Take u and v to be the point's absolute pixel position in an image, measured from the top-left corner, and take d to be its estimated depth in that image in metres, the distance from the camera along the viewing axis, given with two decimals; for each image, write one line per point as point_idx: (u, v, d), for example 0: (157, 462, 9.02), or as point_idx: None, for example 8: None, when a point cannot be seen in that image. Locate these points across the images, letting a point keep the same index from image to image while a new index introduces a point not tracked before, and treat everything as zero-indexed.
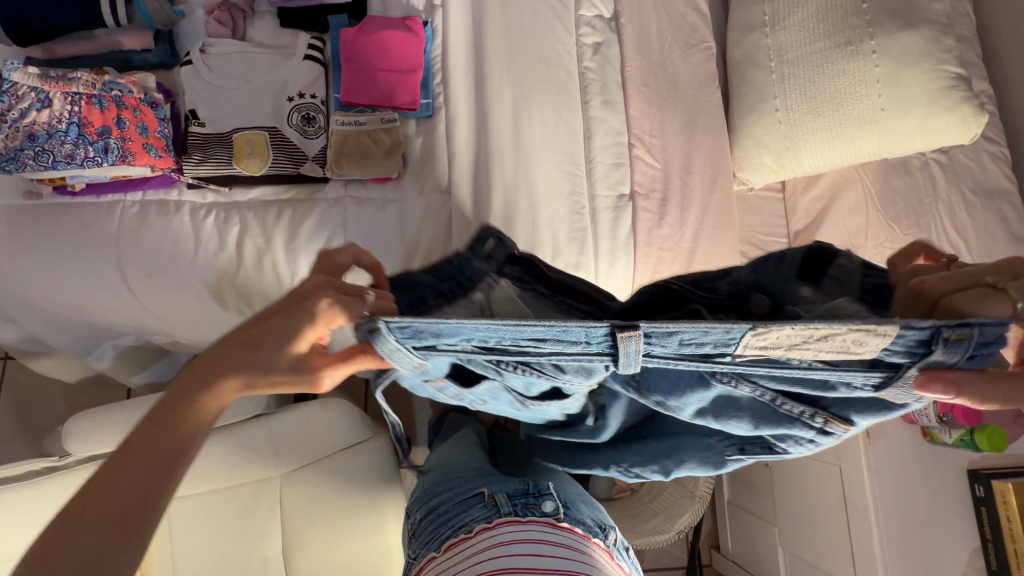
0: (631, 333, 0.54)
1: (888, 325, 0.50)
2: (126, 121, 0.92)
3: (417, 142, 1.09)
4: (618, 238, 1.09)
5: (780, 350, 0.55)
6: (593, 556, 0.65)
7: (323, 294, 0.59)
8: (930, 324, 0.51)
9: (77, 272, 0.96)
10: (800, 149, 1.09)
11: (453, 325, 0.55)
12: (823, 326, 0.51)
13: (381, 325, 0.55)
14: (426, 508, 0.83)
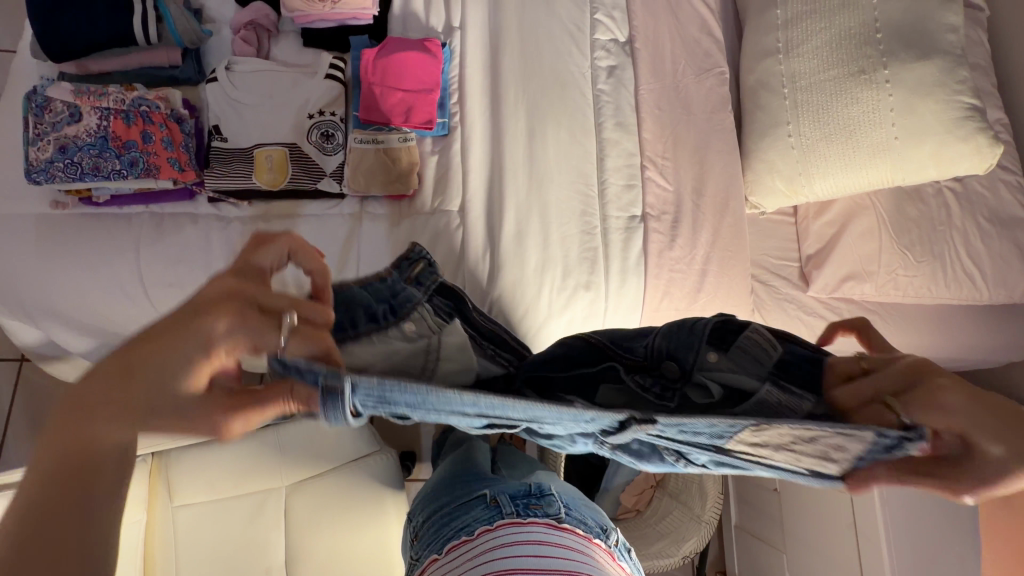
0: (648, 425, 0.61)
1: (862, 430, 0.55)
2: (152, 136, 0.94)
3: (433, 160, 1.11)
4: (629, 259, 1.09)
5: (768, 445, 0.62)
6: (594, 558, 0.65)
7: (227, 314, 0.52)
8: (898, 433, 0.55)
9: (99, 280, 0.99)
10: (812, 174, 1.09)
11: (449, 395, 0.56)
12: (816, 429, 0.56)
13: (347, 387, 0.53)
14: (430, 511, 0.83)
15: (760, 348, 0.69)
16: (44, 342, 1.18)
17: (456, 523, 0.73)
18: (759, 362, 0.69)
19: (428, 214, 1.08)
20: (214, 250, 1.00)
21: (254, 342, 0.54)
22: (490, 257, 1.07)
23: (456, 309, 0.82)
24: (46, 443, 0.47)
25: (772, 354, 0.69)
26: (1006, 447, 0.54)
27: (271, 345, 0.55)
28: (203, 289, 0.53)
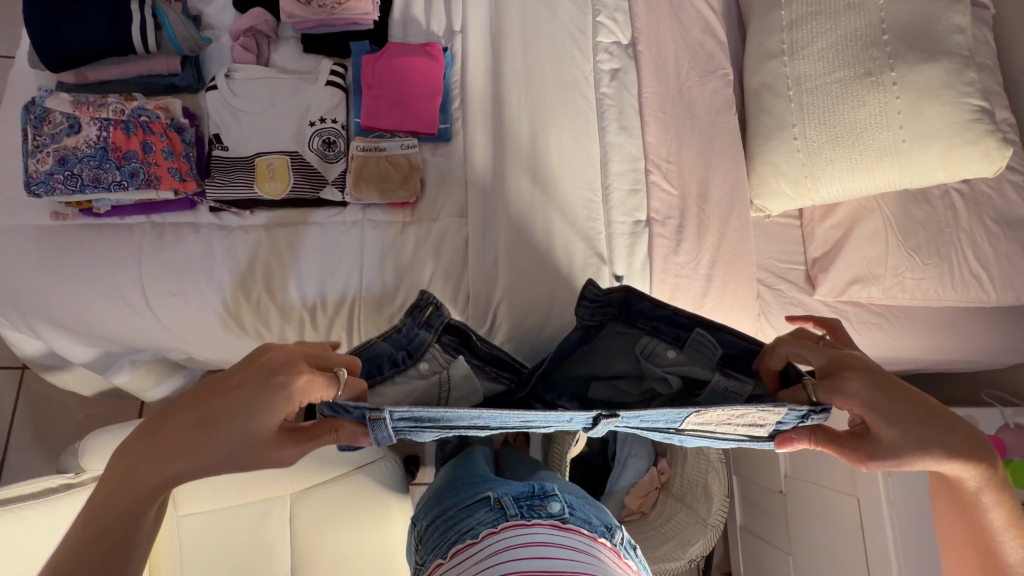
0: (612, 418, 0.70)
1: (779, 407, 0.67)
2: (152, 146, 0.93)
3: (435, 166, 1.10)
4: (634, 264, 1.08)
5: (712, 424, 0.72)
6: (599, 558, 0.64)
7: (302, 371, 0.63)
8: (805, 407, 0.68)
9: (101, 292, 0.98)
10: (818, 177, 1.08)
11: (455, 411, 0.65)
12: (739, 408, 0.67)
13: (386, 413, 0.64)
14: (432, 515, 0.82)
15: (702, 343, 0.79)
16: (46, 353, 1.17)
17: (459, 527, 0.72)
18: (703, 353, 0.79)
19: (431, 221, 1.07)
20: (217, 259, 1.00)
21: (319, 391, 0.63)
22: (493, 263, 1.06)
23: (461, 341, 0.81)
24: (118, 465, 0.58)
25: (714, 349, 0.79)
26: (901, 432, 0.64)
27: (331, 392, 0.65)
28: (281, 349, 0.65)
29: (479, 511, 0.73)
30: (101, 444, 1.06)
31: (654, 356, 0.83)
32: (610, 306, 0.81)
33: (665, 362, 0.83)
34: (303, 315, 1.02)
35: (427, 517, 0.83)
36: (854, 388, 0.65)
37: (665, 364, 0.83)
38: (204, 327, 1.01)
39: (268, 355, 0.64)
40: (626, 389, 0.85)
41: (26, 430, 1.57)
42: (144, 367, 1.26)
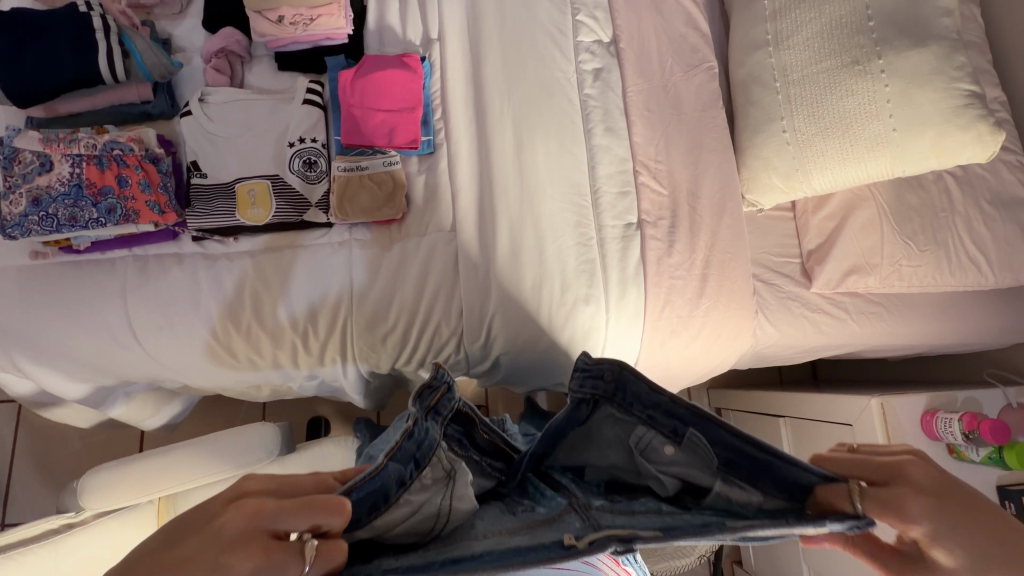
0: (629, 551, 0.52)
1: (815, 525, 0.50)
2: (128, 180, 0.91)
3: (420, 180, 1.08)
4: (628, 268, 1.07)
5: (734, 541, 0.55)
6: (596, 563, 0.65)
7: (245, 563, 0.42)
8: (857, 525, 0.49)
9: (87, 330, 0.96)
10: (809, 169, 1.06)
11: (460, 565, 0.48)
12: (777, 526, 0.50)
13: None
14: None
15: (701, 442, 0.59)
16: (37, 392, 1.15)
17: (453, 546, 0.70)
18: (702, 456, 0.59)
19: (419, 237, 1.04)
20: (202, 290, 0.98)
21: None
22: (485, 276, 1.04)
23: (461, 429, 0.70)
24: None
25: (716, 449, 0.58)
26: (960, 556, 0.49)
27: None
28: (223, 520, 0.43)
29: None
30: (98, 484, 1.04)
31: (647, 452, 0.63)
32: (601, 381, 0.66)
33: (663, 454, 0.62)
34: (295, 340, 1.01)
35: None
36: (910, 507, 0.50)
37: (659, 464, 0.62)
38: (195, 359, 1.00)
39: (218, 521, 0.43)
40: (625, 484, 0.66)
41: (27, 465, 1.56)
42: (139, 397, 1.25)
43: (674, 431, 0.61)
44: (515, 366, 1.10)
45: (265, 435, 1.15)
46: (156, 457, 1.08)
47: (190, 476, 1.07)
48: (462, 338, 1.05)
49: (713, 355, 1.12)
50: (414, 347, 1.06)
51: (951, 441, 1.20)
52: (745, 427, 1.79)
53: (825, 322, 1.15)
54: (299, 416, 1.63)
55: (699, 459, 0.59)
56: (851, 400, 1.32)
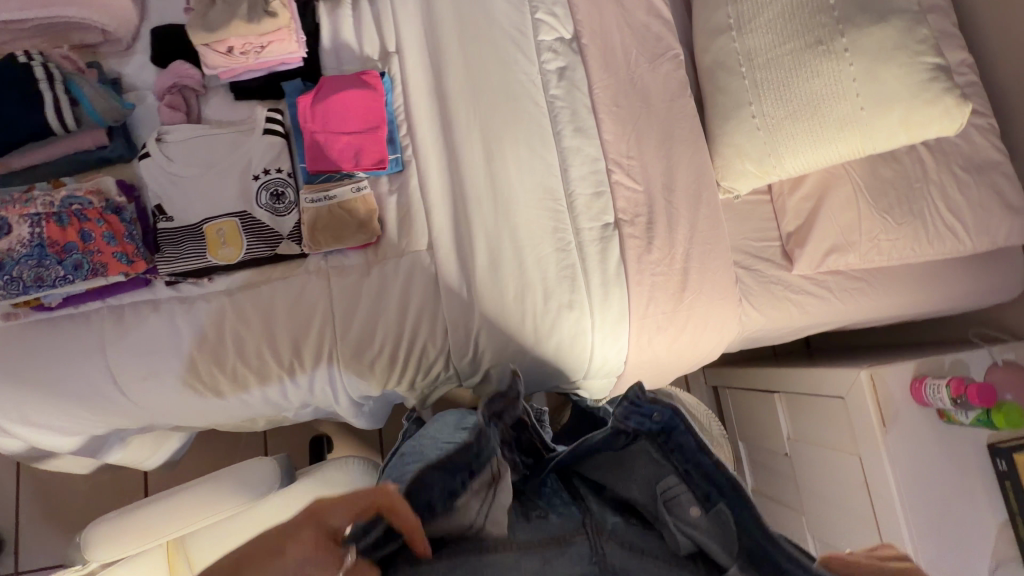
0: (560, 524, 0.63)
1: None
2: (91, 233, 0.90)
3: (391, 200, 1.06)
4: (609, 269, 1.06)
5: None
6: None
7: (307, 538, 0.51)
8: None
9: (72, 386, 0.96)
10: (781, 153, 1.06)
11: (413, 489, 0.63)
12: None
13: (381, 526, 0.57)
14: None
15: (727, 518, 0.64)
16: (29, 448, 1.14)
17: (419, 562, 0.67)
18: (723, 525, 0.64)
19: (396, 259, 1.03)
20: (182, 335, 0.97)
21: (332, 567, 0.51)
22: (467, 291, 1.03)
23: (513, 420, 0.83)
24: None
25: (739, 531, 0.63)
26: None
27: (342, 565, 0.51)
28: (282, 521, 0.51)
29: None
30: (102, 535, 1.04)
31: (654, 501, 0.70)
32: (649, 422, 0.72)
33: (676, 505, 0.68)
34: (282, 375, 1.01)
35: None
36: None
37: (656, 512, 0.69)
38: (184, 403, 1.00)
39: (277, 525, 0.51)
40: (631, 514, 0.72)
41: (30, 514, 1.56)
42: (135, 440, 1.24)
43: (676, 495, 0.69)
44: (507, 379, 1.10)
45: (263, 468, 1.15)
46: (157, 502, 1.08)
47: (193, 518, 1.08)
48: (450, 355, 1.05)
49: (702, 346, 1.12)
50: (403, 369, 1.05)
51: (940, 406, 1.23)
52: (742, 404, 1.81)
53: (810, 302, 1.15)
54: (299, 439, 1.63)
55: (717, 522, 0.64)
56: (841, 373, 1.33)
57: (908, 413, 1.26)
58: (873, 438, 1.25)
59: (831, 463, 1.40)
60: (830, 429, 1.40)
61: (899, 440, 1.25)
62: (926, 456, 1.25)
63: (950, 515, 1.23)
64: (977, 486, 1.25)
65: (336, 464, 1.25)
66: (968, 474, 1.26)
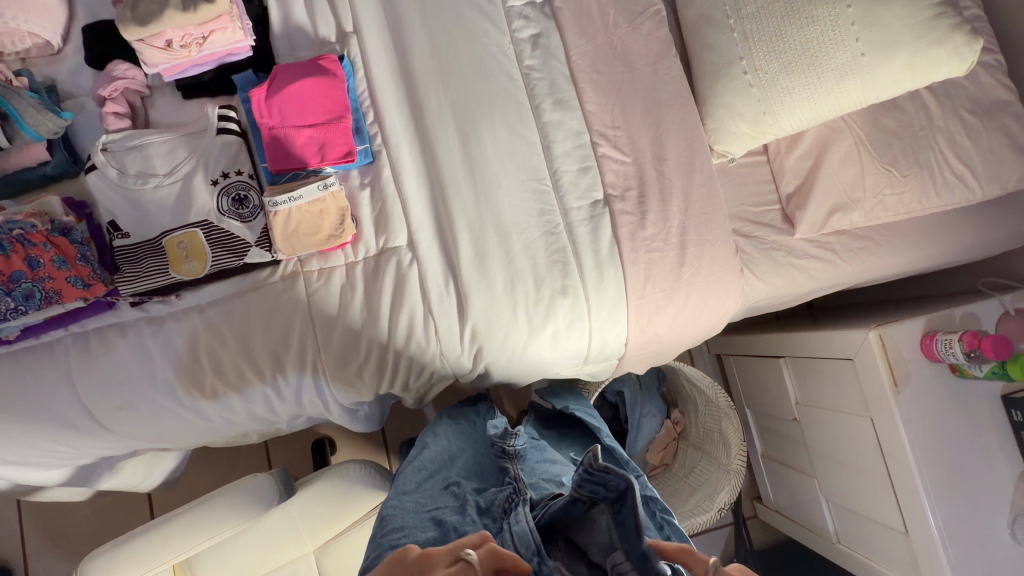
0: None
1: None
2: (39, 259, 0.83)
3: (364, 195, 0.98)
4: (601, 249, 1.00)
5: None
6: None
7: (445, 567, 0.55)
8: None
9: (46, 419, 0.91)
10: (778, 111, 0.99)
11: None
12: None
13: None
14: (381, 547, 0.79)
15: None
16: (14, 485, 1.10)
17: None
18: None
19: (376, 258, 0.97)
20: (154, 358, 0.91)
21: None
22: (453, 286, 0.97)
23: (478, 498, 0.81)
24: None
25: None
26: None
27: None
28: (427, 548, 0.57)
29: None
30: (100, 567, 1.01)
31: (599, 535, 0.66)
32: (605, 488, 0.63)
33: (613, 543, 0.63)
34: (266, 391, 0.96)
35: (377, 546, 0.80)
36: None
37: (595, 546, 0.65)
38: (167, 427, 0.95)
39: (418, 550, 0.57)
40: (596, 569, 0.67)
41: (34, 543, 1.53)
42: (126, 466, 1.20)
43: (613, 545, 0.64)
44: (501, 372, 1.06)
45: (259, 485, 1.11)
46: (153, 530, 1.04)
47: (191, 542, 1.04)
48: (441, 354, 0.99)
49: (705, 321, 1.07)
50: (393, 373, 1.00)
51: (952, 361, 1.19)
52: (747, 371, 1.78)
53: (814, 267, 1.10)
54: (300, 445, 1.60)
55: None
56: (848, 335, 1.29)
57: (919, 371, 1.23)
58: (885, 399, 1.22)
59: (842, 427, 1.37)
60: (839, 392, 1.37)
61: (912, 400, 1.21)
62: (939, 413, 1.22)
63: (965, 470, 1.21)
64: (993, 438, 1.23)
65: (337, 472, 1.23)
66: (982, 427, 1.23)
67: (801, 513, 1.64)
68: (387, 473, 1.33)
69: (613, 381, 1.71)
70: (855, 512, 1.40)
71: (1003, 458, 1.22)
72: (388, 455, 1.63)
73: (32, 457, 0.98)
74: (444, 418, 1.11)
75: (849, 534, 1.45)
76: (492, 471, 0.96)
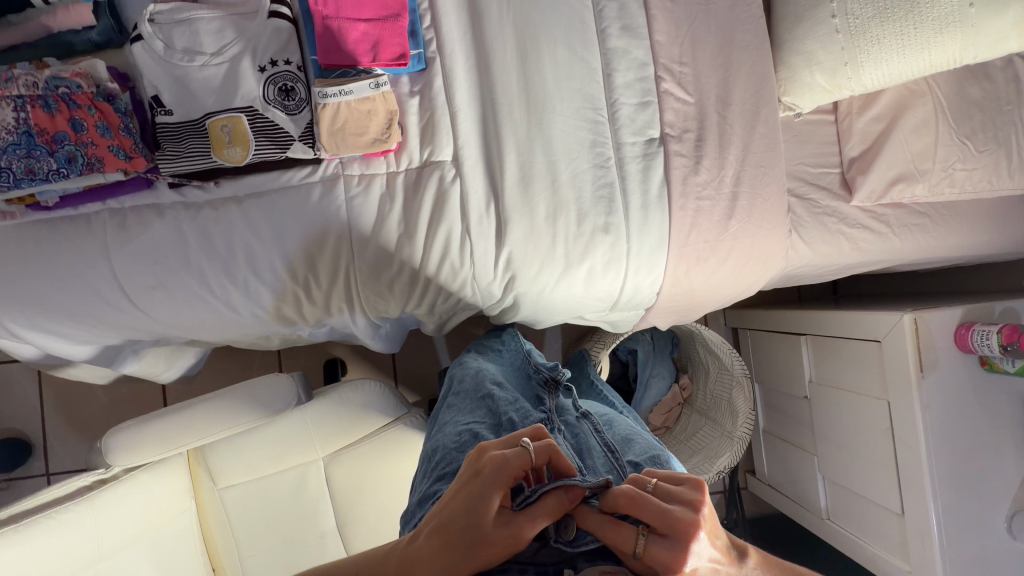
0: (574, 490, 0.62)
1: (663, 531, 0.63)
2: (83, 122, 0.82)
3: (413, 103, 0.94)
4: (650, 191, 0.96)
5: None
6: None
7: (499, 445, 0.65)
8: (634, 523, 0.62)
9: (80, 290, 0.92)
10: (861, 62, 0.93)
11: None
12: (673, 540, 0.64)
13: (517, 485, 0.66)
14: (431, 483, 0.80)
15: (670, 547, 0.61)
16: (42, 355, 1.13)
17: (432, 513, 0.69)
18: None
19: (418, 171, 0.94)
20: (189, 244, 0.91)
21: (519, 469, 0.61)
22: (493, 210, 0.95)
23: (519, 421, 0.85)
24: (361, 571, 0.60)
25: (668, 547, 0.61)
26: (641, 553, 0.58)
27: (524, 464, 0.62)
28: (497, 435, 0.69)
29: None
30: (122, 441, 1.04)
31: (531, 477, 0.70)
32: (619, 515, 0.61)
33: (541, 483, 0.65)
34: (297, 291, 0.97)
35: (425, 485, 0.81)
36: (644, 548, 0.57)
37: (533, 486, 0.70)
38: (197, 314, 0.96)
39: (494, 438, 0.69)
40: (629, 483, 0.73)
41: (54, 421, 1.59)
42: (149, 353, 1.22)
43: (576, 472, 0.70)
44: (527, 306, 1.05)
45: (278, 386, 1.13)
46: (175, 414, 1.07)
47: (211, 432, 1.07)
48: (474, 278, 0.98)
49: (742, 279, 1.05)
50: (423, 291, 1.01)
51: (985, 354, 1.17)
52: (762, 347, 1.77)
53: (864, 238, 1.06)
54: (314, 360, 1.62)
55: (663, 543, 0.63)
56: (880, 316, 1.27)
57: (948, 359, 1.21)
58: (907, 384, 1.21)
59: (855, 408, 1.37)
60: (858, 374, 1.36)
61: (936, 388, 1.20)
62: (958, 404, 1.21)
63: (974, 461, 1.21)
64: (1006, 434, 1.23)
65: (352, 385, 1.29)
66: (998, 422, 1.23)
67: (794, 488, 1.66)
68: (402, 399, 1.38)
69: (627, 339, 1.74)
70: (851, 490, 1.42)
71: (1012, 454, 1.22)
72: (398, 382, 1.66)
73: (64, 328, 1.00)
74: (475, 352, 1.14)
75: (840, 511, 1.48)
76: (529, 396, 0.98)
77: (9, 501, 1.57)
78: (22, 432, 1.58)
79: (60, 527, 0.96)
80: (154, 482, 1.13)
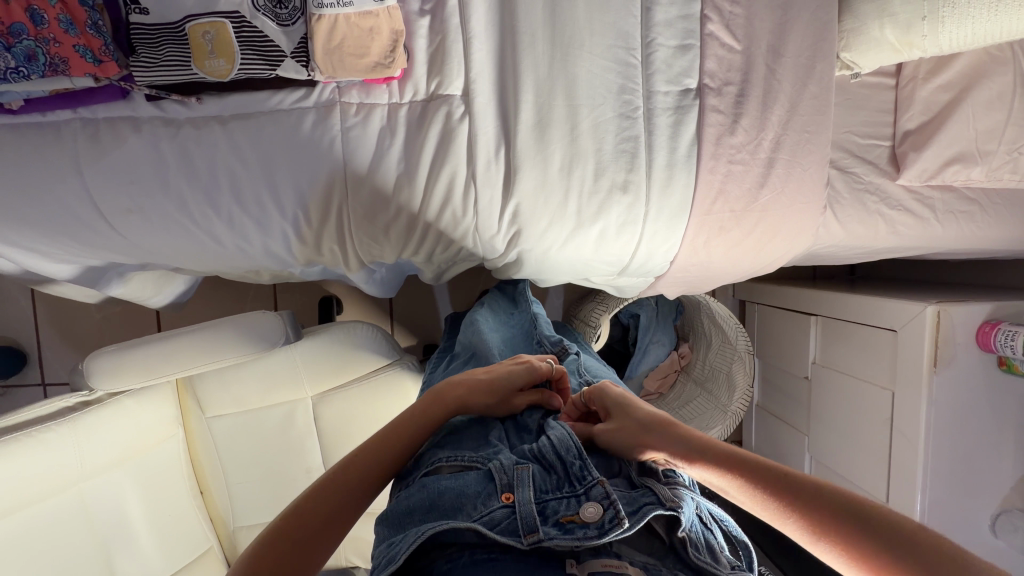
0: (596, 509, 0.61)
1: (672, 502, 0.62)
2: (42, 14, 0.72)
3: (422, 25, 0.83)
4: (678, 149, 0.87)
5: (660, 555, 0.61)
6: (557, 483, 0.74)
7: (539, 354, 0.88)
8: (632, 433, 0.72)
9: (51, 205, 0.86)
10: (941, 19, 0.82)
11: (451, 484, 0.66)
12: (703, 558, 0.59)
13: (541, 529, 0.59)
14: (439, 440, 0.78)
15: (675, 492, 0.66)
16: (23, 270, 1.08)
17: (432, 486, 0.66)
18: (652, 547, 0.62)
19: (421, 105, 0.85)
20: (167, 164, 0.83)
21: (541, 367, 0.82)
22: (504, 155, 0.86)
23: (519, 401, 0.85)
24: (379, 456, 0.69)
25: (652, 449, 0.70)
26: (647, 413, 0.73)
27: (546, 369, 0.82)
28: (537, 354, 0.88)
29: (474, 469, 0.68)
30: (106, 366, 1.01)
31: (540, 485, 0.65)
32: (623, 518, 0.59)
33: (551, 514, 0.62)
34: (285, 227, 0.90)
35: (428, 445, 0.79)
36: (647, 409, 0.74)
37: (539, 491, 0.64)
38: (179, 242, 0.91)
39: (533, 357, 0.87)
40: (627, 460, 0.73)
41: (45, 334, 1.58)
42: (135, 277, 1.17)
43: (584, 488, 0.63)
44: (529, 266, 0.99)
45: (268, 323, 1.10)
46: (159, 342, 1.04)
47: (209, 360, 1.05)
48: (476, 229, 0.91)
49: (765, 254, 0.97)
50: (421, 237, 0.95)
51: (1006, 355, 1.12)
52: (768, 324, 1.71)
53: (904, 221, 0.97)
54: (310, 297, 1.59)
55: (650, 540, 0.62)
56: (901, 305, 1.21)
57: (965, 356, 1.16)
58: (918, 377, 1.16)
59: (858, 395, 1.33)
60: (866, 361, 1.31)
61: (947, 383, 1.16)
62: (966, 402, 1.17)
63: (971, 460, 1.19)
64: (1009, 434, 1.20)
65: (344, 328, 1.25)
66: (1003, 423, 1.20)
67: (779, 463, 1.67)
68: (395, 344, 1.35)
69: (631, 305, 1.72)
70: (838, 475, 1.41)
71: (1010, 456, 1.20)
72: (393, 327, 1.62)
73: (40, 245, 0.94)
74: (484, 309, 1.12)
75: None
76: None
77: (6, 407, 1.59)
78: (16, 340, 1.57)
79: (40, 445, 0.95)
80: (139, 407, 1.12)
